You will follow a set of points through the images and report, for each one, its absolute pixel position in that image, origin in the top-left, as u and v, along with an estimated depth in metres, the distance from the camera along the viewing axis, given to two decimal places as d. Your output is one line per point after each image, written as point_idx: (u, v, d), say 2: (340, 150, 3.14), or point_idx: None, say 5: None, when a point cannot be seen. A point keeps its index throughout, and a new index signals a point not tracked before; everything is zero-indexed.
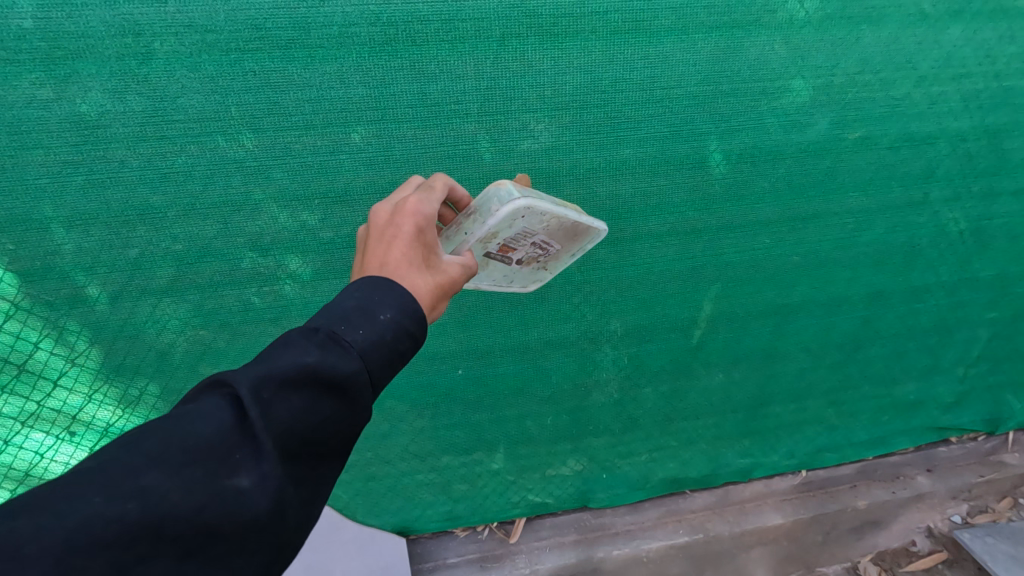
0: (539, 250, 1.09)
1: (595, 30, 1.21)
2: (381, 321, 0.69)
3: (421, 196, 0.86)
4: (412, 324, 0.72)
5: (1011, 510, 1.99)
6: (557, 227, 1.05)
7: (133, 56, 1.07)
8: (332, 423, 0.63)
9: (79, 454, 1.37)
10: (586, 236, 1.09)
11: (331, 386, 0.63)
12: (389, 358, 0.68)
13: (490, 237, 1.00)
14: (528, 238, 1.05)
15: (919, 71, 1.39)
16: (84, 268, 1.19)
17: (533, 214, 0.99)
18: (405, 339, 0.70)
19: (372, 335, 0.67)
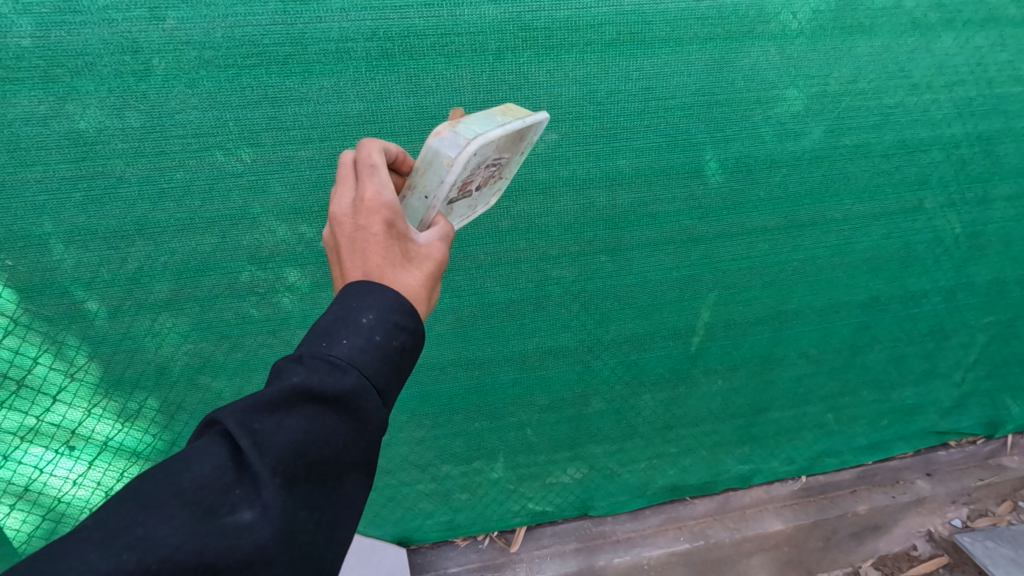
0: (491, 170, 1.08)
1: (589, 43, 1.22)
2: (364, 325, 0.68)
3: (374, 187, 0.79)
4: (399, 320, 0.71)
5: (1011, 513, 2.04)
6: (505, 145, 1.03)
7: (131, 74, 1.07)
8: (335, 436, 0.63)
9: (78, 468, 1.38)
10: (528, 135, 1.08)
11: (323, 401, 0.63)
12: (382, 360, 0.68)
13: (452, 186, 0.97)
14: (480, 167, 1.03)
15: (911, 79, 1.40)
16: (83, 283, 1.20)
17: (482, 145, 0.96)
18: (394, 335, 0.70)
19: (355, 342, 0.67)
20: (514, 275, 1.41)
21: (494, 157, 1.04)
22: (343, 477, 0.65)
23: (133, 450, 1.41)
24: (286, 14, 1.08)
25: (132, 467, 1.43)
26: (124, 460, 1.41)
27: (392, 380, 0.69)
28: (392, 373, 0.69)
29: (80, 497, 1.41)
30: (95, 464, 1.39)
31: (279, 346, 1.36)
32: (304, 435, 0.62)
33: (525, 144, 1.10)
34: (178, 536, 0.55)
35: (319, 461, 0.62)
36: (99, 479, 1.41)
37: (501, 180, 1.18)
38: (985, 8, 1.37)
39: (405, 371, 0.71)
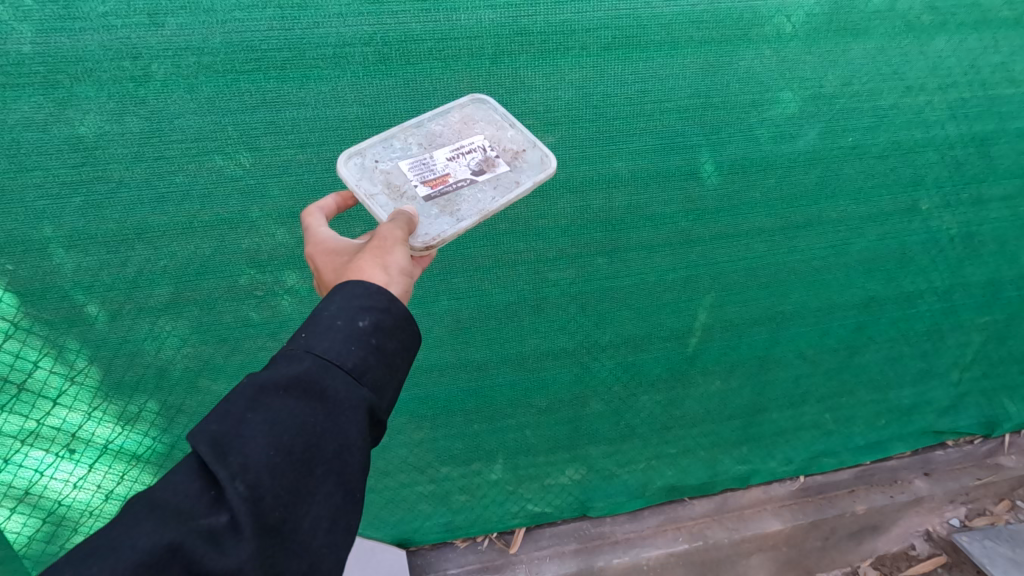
0: (465, 158, 1.23)
1: (585, 47, 1.23)
2: (325, 316, 0.81)
3: (310, 241, 1.03)
4: (362, 304, 0.83)
5: (1009, 512, 2.07)
6: (426, 134, 1.23)
7: (130, 79, 1.08)
8: (308, 420, 0.73)
9: (78, 471, 1.38)
10: (467, 113, 1.23)
11: (294, 387, 0.74)
12: (347, 342, 0.78)
13: (393, 189, 1.19)
14: (431, 161, 1.22)
15: (905, 81, 1.41)
16: (83, 287, 1.20)
17: (378, 152, 1.20)
18: (355, 321, 0.81)
19: (315, 335, 0.78)
20: (511, 277, 1.42)
21: (432, 149, 1.23)
22: (330, 460, 0.73)
23: (133, 453, 1.41)
24: (284, 19, 1.09)
25: (132, 470, 1.44)
26: (124, 463, 1.42)
27: (364, 358, 0.79)
28: (361, 352, 0.79)
29: (80, 500, 1.41)
30: (95, 468, 1.39)
31: (278, 349, 1.37)
32: (278, 421, 0.71)
33: (480, 124, 1.24)
34: (152, 539, 0.64)
35: (298, 445, 0.71)
36: (99, 482, 1.41)
37: (524, 151, 1.24)
38: (978, 10, 1.39)
39: (378, 350, 0.80)
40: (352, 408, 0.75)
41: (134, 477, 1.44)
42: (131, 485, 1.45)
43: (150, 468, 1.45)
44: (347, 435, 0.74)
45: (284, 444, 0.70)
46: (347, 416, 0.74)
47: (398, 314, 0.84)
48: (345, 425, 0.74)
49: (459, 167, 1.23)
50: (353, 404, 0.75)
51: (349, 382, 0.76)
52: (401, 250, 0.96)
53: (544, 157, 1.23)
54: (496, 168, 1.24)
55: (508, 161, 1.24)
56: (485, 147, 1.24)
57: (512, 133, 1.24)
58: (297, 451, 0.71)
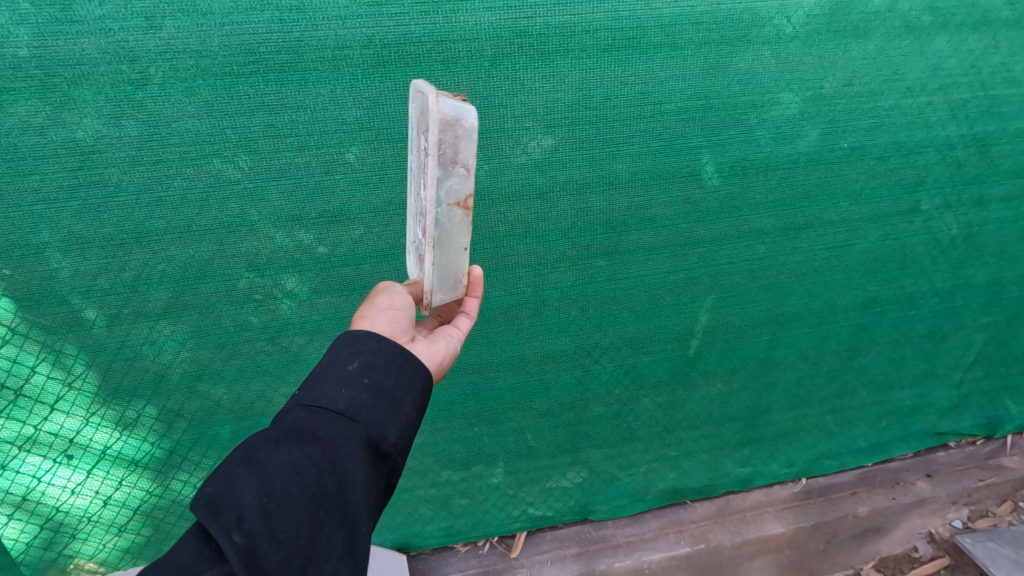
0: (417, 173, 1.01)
1: (585, 48, 1.22)
2: (318, 368, 0.85)
3: None
4: (351, 349, 0.87)
5: (1012, 514, 2.04)
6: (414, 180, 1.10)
7: (128, 82, 1.08)
8: (306, 462, 0.74)
9: (76, 477, 1.37)
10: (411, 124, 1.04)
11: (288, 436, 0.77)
12: (339, 386, 0.83)
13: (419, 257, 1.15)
14: (415, 208, 1.07)
15: (906, 82, 1.41)
16: (81, 291, 1.19)
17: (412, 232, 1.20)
18: (347, 366, 0.85)
19: (311, 386, 0.83)
20: (512, 280, 1.41)
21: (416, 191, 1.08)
22: (331, 499, 0.74)
23: (131, 458, 1.40)
24: (283, 22, 1.09)
25: (130, 476, 1.42)
26: (122, 469, 1.41)
27: (357, 398, 0.82)
28: (354, 393, 0.83)
29: (78, 506, 1.40)
30: (94, 474, 1.38)
31: (277, 353, 1.36)
32: (273, 469, 0.73)
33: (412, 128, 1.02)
34: None
35: (295, 489, 0.72)
36: (97, 488, 1.40)
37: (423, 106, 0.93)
38: (978, 11, 1.38)
39: (372, 388, 0.84)
40: (349, 446, 0.78)
41: (132, 484, 1.43)
42: (129, 492, 1.44)
43: (149, 474, 1.44)
44: (347, 472, 0.76)
45: (279, 490, 0.71)
46: (344, 453, 0.77)
47: (387, 351, 0.88)
48: (343, 462, 0.76)
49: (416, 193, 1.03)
50: (349, 442, 0.78)
51: (343, 423, 0.80)
52: (395, 291, 1.02)
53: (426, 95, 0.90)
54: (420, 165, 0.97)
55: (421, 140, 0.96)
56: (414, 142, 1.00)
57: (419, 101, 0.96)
58: (295, 495, 0.72)
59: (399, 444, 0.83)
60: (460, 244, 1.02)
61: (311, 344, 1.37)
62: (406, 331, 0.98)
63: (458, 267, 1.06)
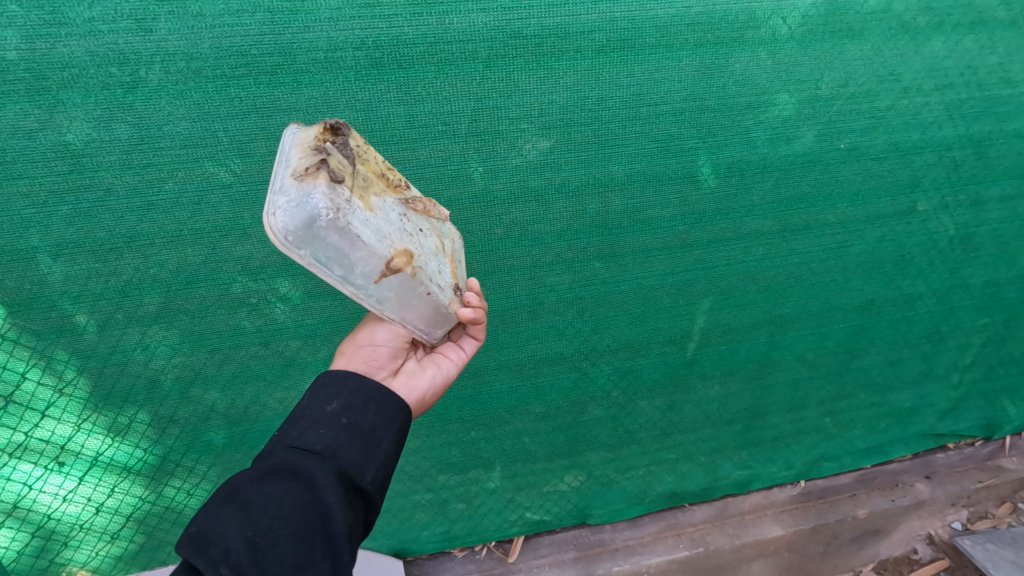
0: None
1: (579, 50, 1.22)
2: (298, 408, 0.86)
3: None
4: (330, 390, 0.88)
5: (1011, 515, 2.03)
6: None
7: (118, 85, 1.07)
8: (287, 496, 0.74)
9: (68, 484, 1.35)
10: None
11: (270, 473, 0.76)
12: (319, 426, 0.83)
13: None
14: None
15: (902, 82, 1.41)
16: (72, 296, 1.18)
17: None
18: (327, 403, 0.86)
19: (292, 426, 0.83)
20: (508, 283, 1.40)
21: None
22: (314, 532, 0.72)
23: (123, 465, 1.39)
24: (274, 23, 1.08)
25: (122, 482, 1.41)
26: (114, 476, 1.39)
27: (337, 436, 0.82)
28: (334, 430, 0.83)
29: (70, 514, 1.38)
30: (85, 481, 1.37)
31: (270, 358, 1.35)
32: (256, 504, 0.72)
33: None
34: None
35: (277, 523, 0.71)
36: (89, 495, 1.38)
37: None
38: (973, 11, 1.38)
39: (352, 424, 0.85)
40: (329, 479, 0.77)
41: (124, 490, 1.41)
42: (122, 498, 1.42)
43: (141, 480, 1.42)
44: (328, 504, 0.75)
45: (262, 524, 0.71)
46: (324, 487, 0.76)
47: (367, 390, 0.89)
48: (324, 495, 0.75)
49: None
50: (329, 476, 0.77)
51: (324, 459, 0.79)
52: (378, 325, 1.05)
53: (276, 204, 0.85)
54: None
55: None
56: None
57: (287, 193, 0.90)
58: (277, 528, 0.71)
59: (378, 480, 0.82)
60: (417, 293, 0.98)
61: (305, 348, 1.36)
62: (385, 367, 1.01)
63: (433, 308, 1.01)
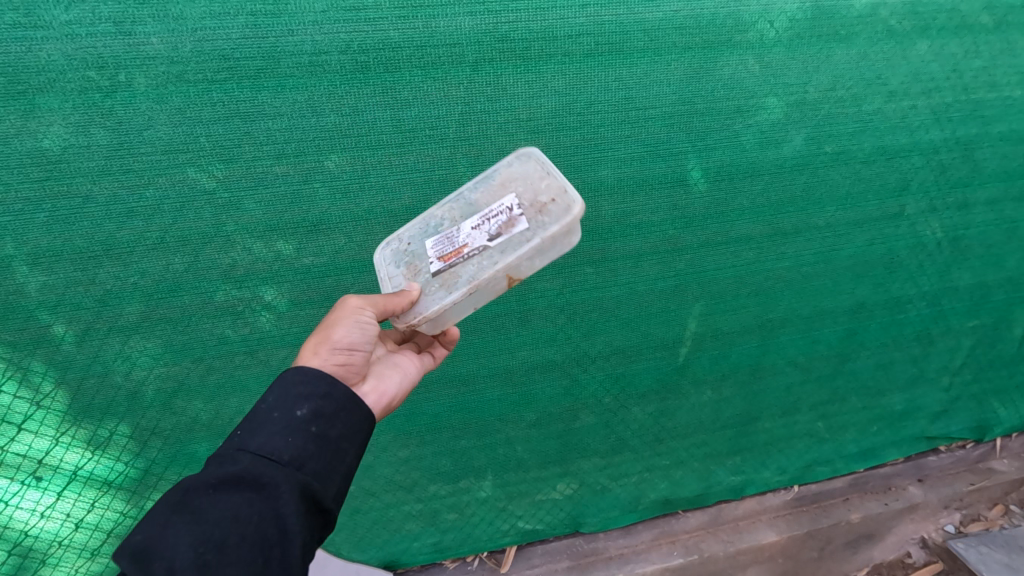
0: (492, 220, 1.07)
1: (568, 53, 1.21)
2: (264, 407, 0.83)
3: None
4: (301, 391, 0.85)
5: (1003, 517, 2.01)
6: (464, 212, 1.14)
7: (97, 90, 1.04)
8: (244, 510, 0.73)
9: (46, 499, 1.30)
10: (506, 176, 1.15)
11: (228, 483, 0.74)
12: (286, 432, 0.81)
13: (414, 268, 1.14)
14: (456, 231, 1.09)
15: (889, 86, 1.41)
16: (49, 306, 1.15)
17: (411, 233, 1.18)
18: (295, 407, 0.84)
19: (255, 427, 0.81)
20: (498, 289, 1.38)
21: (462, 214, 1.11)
22: (268, 550, 0.72)
23: (104, 479, 1.35)
24: (257, 27, 1.06)
25: (103, 497, 1.36)
26: (94, 490, 1.35)
27: (302, 447, 0.80)
28: (301, 439, 0.81)
29: (48, 531, 1.33)
30: (64, 496, 1.32)
31: (256, 367, 1.32)
32: (209, 516, 0.71)
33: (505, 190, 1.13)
34: None
35: (230, 539, 0.70)
36: (68, 511, 1.34)
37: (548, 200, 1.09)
38: (958, 15, 1.39)
39: (320, 433, 0.83)
40: (291, 494, 0.76)
41: (105, 505, 1.37)
42: (102, 514, 1.38)
43: (123, 494, 1.38)
44: (285, 521, 0.74)
45: (216, 540, 0.70)
46: (285, 502, 0.75)
47: (339, 397, 0.87)
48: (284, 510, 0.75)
49: (480, 233, 1.07)
50: (290, 491, 0.76)
51: (287, 471, 0.78)
52: (354, 324, 0.98)
53: (570, 202, 1.07)
54: (515, 227, 1.06)
55: (533, 216, 1.08)
56: (514, 203, 1.08)
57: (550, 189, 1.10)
58: (231, 546, 0.70)
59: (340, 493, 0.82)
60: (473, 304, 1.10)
61: (291, 357, 1.33)
62: (358, 372, 1.02)
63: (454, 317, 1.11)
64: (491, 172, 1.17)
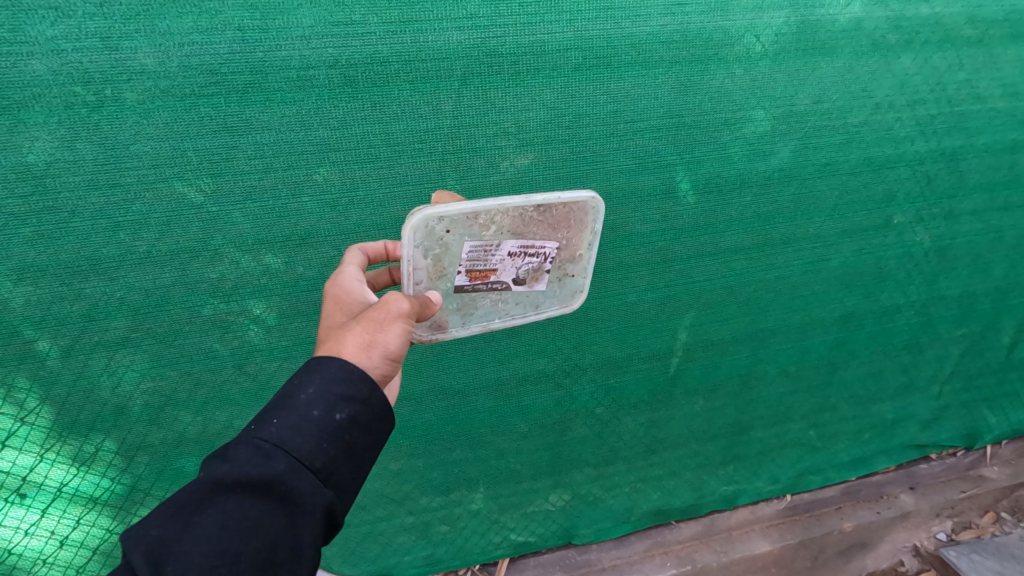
0: (527, 259, 1.12)
1: (556, 67, 1.22)
2: (302, 401, 0.80)
3: (332, 282, 1.03)
4: (342, 392, 0.82)
5: (994, 524, 2.03)
6: (515, 222, 1.06)
7: (83, 104, 1.04)
8: (265, 521, 0.72)
9: (30, 517, 1.29)
10: (567, 209, 1.12)
11: (256, 486, 0.73)
12: (321, 437, 0.79)
13: (439, 266, 1.07)
14: (495, 250, 1.08)
15: (875, 98, 1.43)
16: (33, 322, 1.14)
17: (454, 219, 1.02)
18: (334, 409, 0.81)
19: (290, 422, 0.78)
20: None
21: (507, 236, 1.07)
22: (279, 567, 0.72)
23: (89, 495, 1.33)
24: (244, 42, 1.06)
25: (89, 514, 1.34)
26: (80, 507, 1.33)
27: (333, 457, 0.79)
28: (333, 447, 0.79)
29: (32, 548, 1.31)
30: (49, 513, 1.30)
31: (245, 382, 1.31)
32: (230, 522, 0.70)
33: (557, 226, 1.12)
34: None
35: (247, 550, 0.70)
36: (53, 528, 1.32)
37: (571, 277, 1.22)
38: (941, 29, 1.41)
39: (352, 442, 0.82)
40: (313, 510, 0.75)
41: (91, 522, 1.35)
42: (88, 531, 1.36)
43: (109, 510, 1.36)
44: (300, 538, 0.74)
45: (233, 550, 0.69)
46: (306, 516, 0.74)
47: (376, 406, 0.85)
48: (302, 527, 0.74)
49: (513, 270, 1.12)
50: (315, 505, 0.76)
51: (315, 481, 0.77)
52: (398, 330, 0.92)
53: (579, 288, 1.24)
54: (536, 283, 1.18)
55: (552, 278, 1.19)
56: (552, 255, 1.15)
57: (583, 249, 1.18)
58: (246, 559, 0.70)
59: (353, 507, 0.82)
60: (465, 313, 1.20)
61: (281, 371, 1.32)
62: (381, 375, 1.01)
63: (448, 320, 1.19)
64: (559, 195, 1.08)
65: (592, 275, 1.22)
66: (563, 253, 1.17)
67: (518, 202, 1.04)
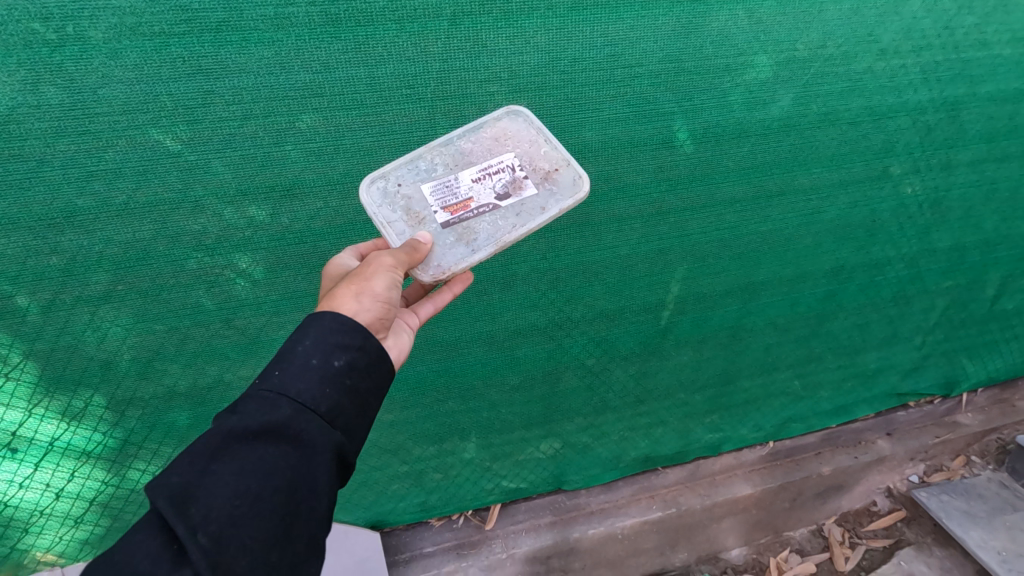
0: (493, 178, 1.20)
1: (550, 7, 1.15)
2: (300, 351, 0.80)
3: (328, 267, 1.09)
4: (338, 340, 0.82)
5: (964, 467, 2.12)
6: (460, 157, 1.21)
7: (43, 43, 0.96)
8: (280, 466, 0.72)
9: (23, 470, 1.30)
10: (504, 127, 1.22)
11: (267, 433, 0.73)
12: (323, 383, 0.78)
13: (415, 215, 1.18)
14: (455, 182, 1.19)
15: (881, 43, 1.38)
16: (10, 276, 1.10)
17: (401, 174, 1.19)
18: (333, 356, 0.80)
19: (291, 371, 0.78)
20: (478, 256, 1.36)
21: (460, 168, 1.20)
22: (300, 506, 0.72)
23: (82, 450, 1.33)
24: None
25: (82, 467, 1.35)
26: (73, 460, 1.34)
27: (337, 401, 0.79)
28: (337, 394, 0.79)
29: (29, 499, 1.33)
30: (42, 466, 1.31)
31: (233, 336, 1.29)
32: (246, 468, 0.70)
33: (507, 142, 1.22)
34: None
35: (266, 491, 0.70)
36: (47, 481, 1.33)
37: (558, 174, 1.22)
38: None
39: (355, 388, 0.81)
40: (326, 452, 0.75)
41: (85, 474, 1.36)
42: (83, 483, 1.37)
43: (103, 464, 1.37)
44: (315, 479, 0.74)
45: (252, 493, 0.69)
46: (317, 458, 0.74)
47: (372, 352, 0.84)
48: (316, 467, 0.74)
49: (485, 190, 1.19)
50: (325, 448, 0.75)
51: (323, 426, 0.76)
52: (383, 275, 0.93)
53: (577, 174, 1.21)
54: (525, 190, 1.20)
55: (540, 182, 1.22)
56: (517, 164, 1.21)
57: (549, 150, 1.23)
58: (267, 499, 0.70)
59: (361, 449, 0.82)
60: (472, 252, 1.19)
61: (270, 325, 1.30)
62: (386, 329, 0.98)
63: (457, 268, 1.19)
64: (482, 119, 1.21)
65: (575, 159, 1.22)
66: (532, 162, 1.22)
67: (447, 140, 1.21)
